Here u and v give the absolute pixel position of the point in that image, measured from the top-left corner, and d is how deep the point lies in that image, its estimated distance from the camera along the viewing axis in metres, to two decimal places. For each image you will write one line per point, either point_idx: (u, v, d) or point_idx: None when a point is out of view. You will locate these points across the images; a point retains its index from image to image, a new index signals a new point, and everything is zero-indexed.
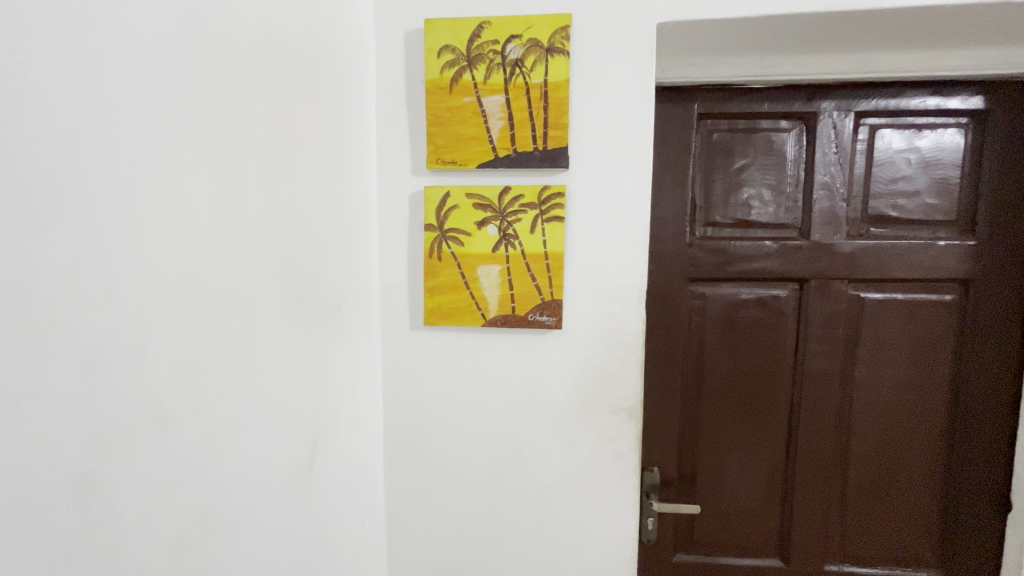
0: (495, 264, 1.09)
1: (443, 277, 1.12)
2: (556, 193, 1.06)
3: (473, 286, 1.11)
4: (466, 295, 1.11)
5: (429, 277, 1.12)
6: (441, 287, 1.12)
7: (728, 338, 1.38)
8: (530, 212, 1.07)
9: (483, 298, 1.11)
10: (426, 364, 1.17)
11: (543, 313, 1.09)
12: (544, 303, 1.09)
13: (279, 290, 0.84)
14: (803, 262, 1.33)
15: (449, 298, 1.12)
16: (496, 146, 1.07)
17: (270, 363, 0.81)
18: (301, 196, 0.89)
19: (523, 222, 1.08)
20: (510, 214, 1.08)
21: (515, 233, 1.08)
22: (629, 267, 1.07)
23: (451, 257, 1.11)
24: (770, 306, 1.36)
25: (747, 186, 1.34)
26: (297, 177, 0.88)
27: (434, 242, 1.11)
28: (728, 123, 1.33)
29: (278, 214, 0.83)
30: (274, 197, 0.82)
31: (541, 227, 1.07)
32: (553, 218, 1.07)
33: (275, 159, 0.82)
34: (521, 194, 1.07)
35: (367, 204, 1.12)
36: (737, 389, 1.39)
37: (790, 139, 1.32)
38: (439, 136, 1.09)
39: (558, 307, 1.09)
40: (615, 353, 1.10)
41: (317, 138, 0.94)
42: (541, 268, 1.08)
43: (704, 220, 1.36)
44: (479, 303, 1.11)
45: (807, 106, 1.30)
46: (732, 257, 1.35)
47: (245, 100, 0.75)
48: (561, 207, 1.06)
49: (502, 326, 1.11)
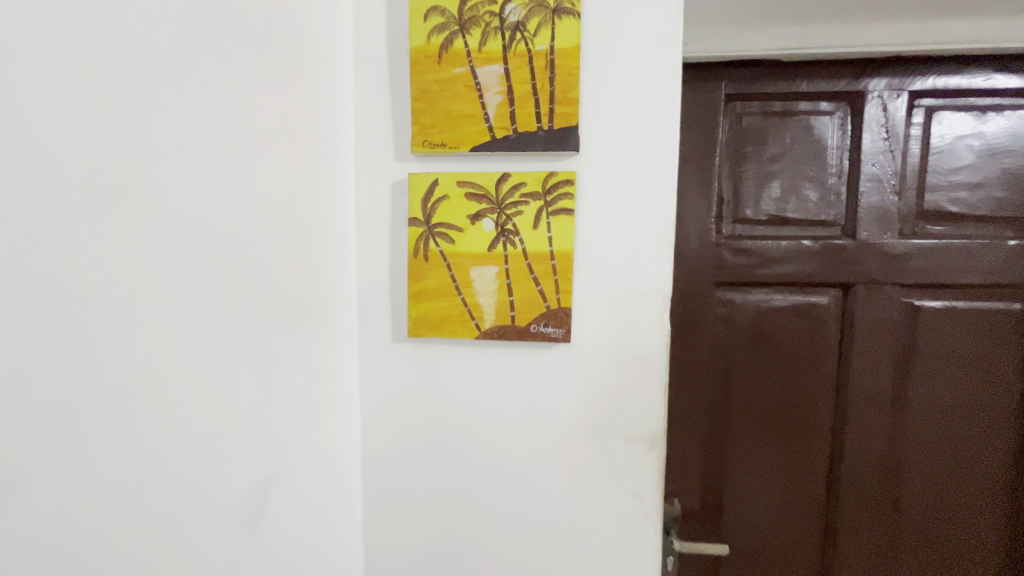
0: (492, 266, 0.92)
1: (430, 281, 0.95)
2: (564, 181, 0.89)
3: (465, 292, 0.94)
4: (458, 302, 0.94)
5: (414, 280, 0.96)
6: (428, 293, 0.95)
7: (759, 352, 1.21)
8: (534, 203, 0.90)
9: (478, 305, 0.94)
10: (412, 381, 1.01)
11: (549, 324, 0.92)
12: (551, 312, 0.92)
13: (239, 296, 0.67)
14: (848, 264, 1.15)
15: (437, 305, 0.95)
16: (493, 125, 0.90)
17: (225, 388, 0.65)
18: (267, 181, 0.73)
19: (525, 215, 0.91)
20: (510, 206, 0.91)
21: (515, 228, 0.91)
22: (651, 270, 0.90)
23: (440, 257, 0.94)
24: (809, 314, 1.18)
25: (782, 177, 1.16)
26: (263, 158, 0.72)
27: (420, 241, 0.94)
28: (760, 105, 1.16)
29: (241, 201, 0.67)
30: (234, 180, 0.66)
31: (547, 221, 0.90)
32: (560, 210, 0.90)
33: (237, 133, 0.66)
34: (523, 181, 0.90)
35: (342, 194, 0.95)
36: (770, 409, 1.22)
37: (832, 124, 1.15)
38: (425, 115, 0.92)
39: (567, 316, 0.92)
40: (633, 371, 0.93)
41: (289, 112, 0.78)
42: (546, 270, 0.91)
43: (732, 216, 1.18)
44: (473, 312, 0.94)
45: (853, 84, 1.13)
46: (765, 258, 1.17)
47: (193, 55, 0.59)
48: (570, 198, 0.89)
49: (501, 339, 0.94)
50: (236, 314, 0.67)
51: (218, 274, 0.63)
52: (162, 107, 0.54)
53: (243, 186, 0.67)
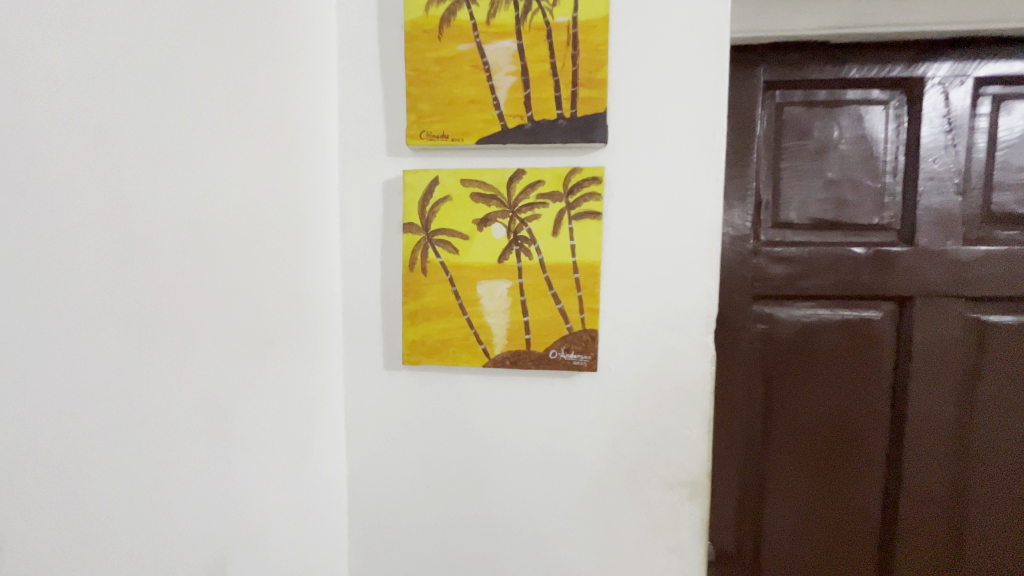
0: (504, 280, 0.78)
1: (429, 298, 0.80)
2: (590, 179, 0.75)
3: (471, 311, 0.79)
4: (462, 324, 0.79)
5: (410, 297, 0.81)
6: (426, 313, 0.80)
7: (803, 374, 1.06)
8: (553, 205, 0.76)
9: (487, 327, 0.79)
10: (408, 416, 0.86)
11: (572, 349, 0.77)
12: (574, 336, 0.77)
13: (179, 327, 0.53)
14: (906, 275, 1.01)
15: (438, 327, 0.80)
16: (503, 113, 0.76)
17: (157, 448, 0.50)
18: (222, 179, 0.58)
19: (543, 220, 0.76)
20: (525, 209, 0.77)
21: (531, 235, 0.77)
22: (693, 285, 0.76)
23: (441, 269, 0.79)
24: (861, 332, 1.04)
25: (830, 176, 1.02)
26: (214, 151, 0.57)
27: (417, 251, 0.80)
28: (803, 94, 1.02)
29: (179, 204, 0.52)
30: (171, 178, 0.51)
31: (570, 227, 0.76)
32: (585, 214, 0.75)
33: (173, 117, 0.51)
34: (540, 179, 0.76)
35: (326, 196, 0.80)
36: (816, 439, 1.07)
37: (886, 115, 1.01)
38: (423, 101, 0.78)
39: (593, 340, 0.77)
40: (671, 405, 0.78)
41: (253, 96, 0.63)
42: (568, 285, 0.76)
43: (771, 220, 1.04)
44: (480, 334, 0.79)
45: (911, 70, 0.99)
46: (810, 268, 1.03)
47: (103, 9, 0.44)
48: (597, 199, 0.75)
49: (514, 367, 0.79)
50: (175, 349, 0.52)
51: (146, 299, 0.49)
52: (48, 74, 0.39)
53: (184, 185, 0.53)
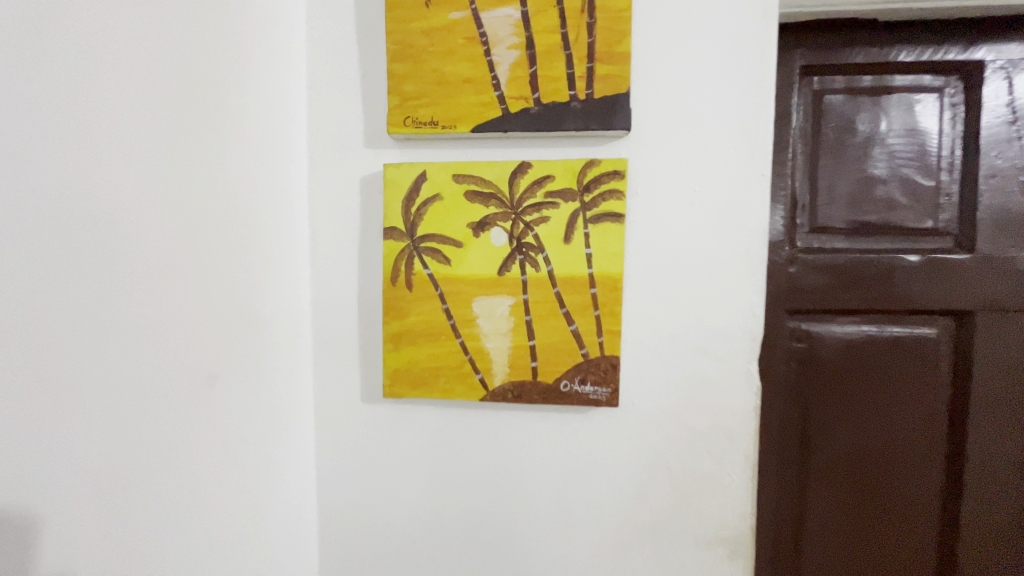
0: (506, 296, 0.65)
1: (415, 318, 0.67)
2: (609, 173, 0.62)
3: (466, 333, 0.66)
4: (455, 349, 0.66)
5: (392, 317, 0.67)
6: (411, 336, 0.67)
7: (847, 400, 0.93)
8: (565, 206, 0.63)
9: (485, 353, 0.66)
10: (392, 456, 0.72)
11: (588, 380, 0.64)
12: (590, 364, 0.64)
13: (56, 363, 0.40)
14: (966, 286, 0.88)
15: (425, 352, 0.67)
16: (505, 94, 0.63)
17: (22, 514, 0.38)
18: (124, 172, 0.45)
19: (552, 224, 0.63)
20: (531, 210, 0.64)
21: (538, 242, 0.64)
22: (733, 303, 0.63)
23: (429, 283, 0.66)
24: (911, 351, 0.91)
25: (876, 174, 0.89)
26: (113, 133, 0.44)
27: (401, 261, 0.66)
28: (845, 80, 0.89)
29: (50, 201, 0.39)
30: (38, 167, 0.39)
31: (585, 232, 0.63)
32: (604, 216, 0.62)
33: (41, 86, 0.39)
34: (550, 174, 0.63)
35: (288, 196, 0.68)
36: (862, 474, 0.94)
37: (942, 103, 0.88)
38: (407, 81, 0.65)
39: (614, 370, 0.63)
40: (708, 447, 0.65)
41: (182, 70, 0.51)
42: (584, 303, 0.63)
43: (809, 223, 0.91)
44: (477, 361, 0.66)
45: (970, 52, 0.86)
46: (855, 279, 0.90)
47: None
48: (619, 198, 0.62)
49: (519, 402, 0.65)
50: (43, 392, 0.39)
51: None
52: None
53: (61, 179, 0.40)
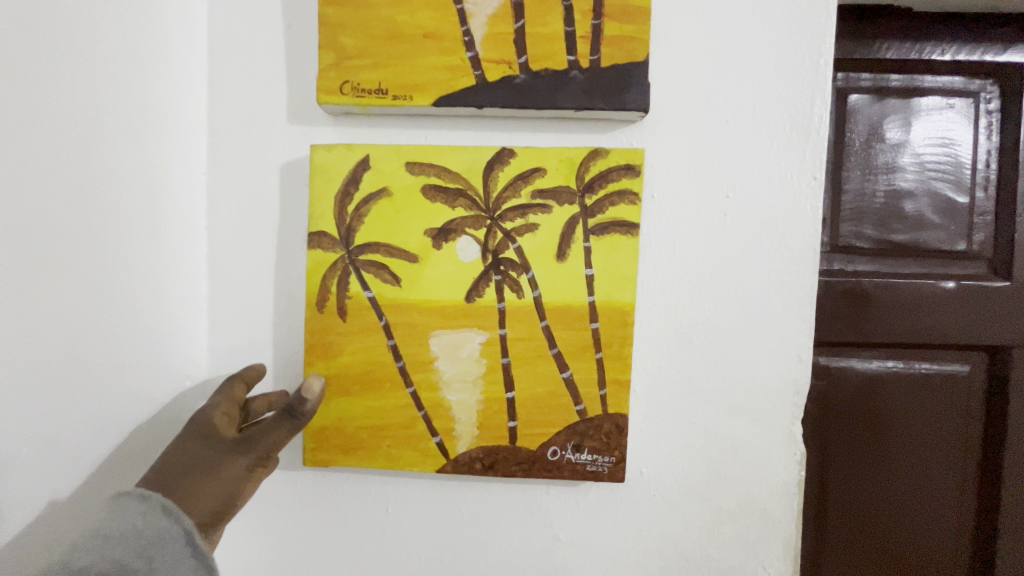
0: (476, 331, 0.48)
1: (350, 358, 0.49)
2: (619, 166, 0.47)
3: (420, 381, 0.49)
4: (405, 401, 0.49)
5: (317, 356, 0.50)
6: (345, 383, 0.49)
7: (871, 447, 0.80)
8: (558, 210, 0.48)
9: (446, 407, 0.49)
10: (315, 544, 0.53)
11: (585, 447, 0.49)
12: (589, 426, 0.49)
13: None
14: (1004, 320, 0.77)
15: (363, 406, 0.50)
16: (480, 56, 0.46)
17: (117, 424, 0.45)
18: None
19: (541, 235, 0.48)
20: (513, 214, 0.48)
21: (521, 258, 0.48)
22: (771, 345, 0.49)
23: (371, 311, 0.49)
24: (941, 392, 0.79)
25: (904, 186, 0.78)
26: None
27: (332, 280, 0.49)
28: (872, 77, 0.77)
29: None
30: None
31: (586, 246, 0.48)
32: (612, 225, 0.47)
33: None
34: (539, 167, 0.48)
35: (166, 191, 0.51)
36: (887, 538, 0.81)
37: (978, 110, 0.77)
38: (345, 32, 0.47)
39: (620, 434, 0.48)
40: (736, 531, 0.50)
41: None
42: (582, 343, 0.48)
43: (830, 241, 0.78)
44: (434, 419, 0.49)
45: (1010, 53, 0.76)
46: (880, 308, 0.77)
47: None
48: (630, 203, 0.47)
49: (491, 475, 0.49)
50: None
51: None
52: None
53: None
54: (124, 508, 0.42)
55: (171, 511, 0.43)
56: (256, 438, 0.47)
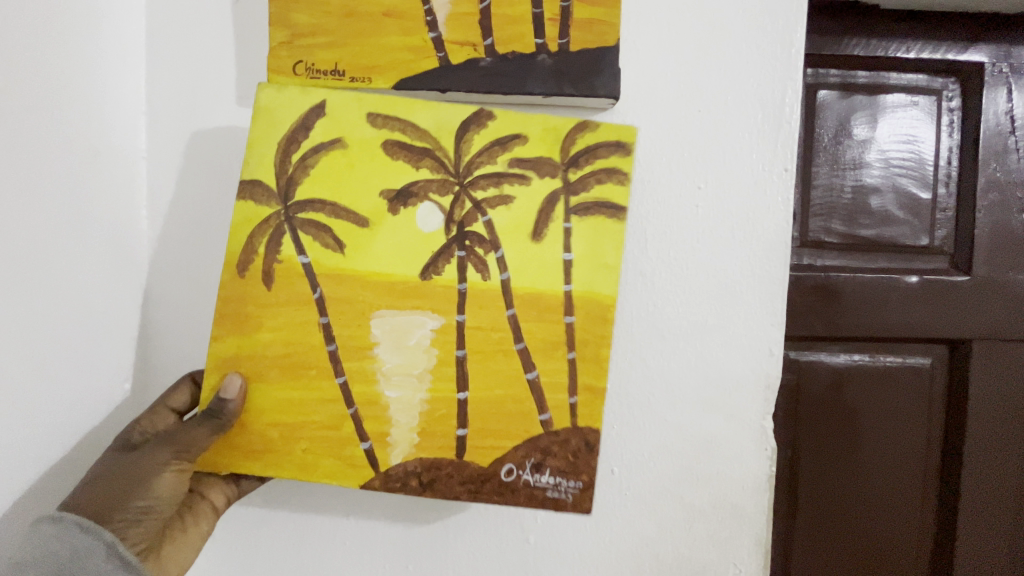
0: (428, 316, 0.47)
1: (281, 343, 0.46)
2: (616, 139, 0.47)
3: (354, 371, 0.47)
4: (331, 395, 0.47)
5: (229, 330, 0.46)
6: (269, 362, 0.46)
7: (840, 440, 0.81)
8: (538, 183, 0.47)
9: (382, 406, 0.47)
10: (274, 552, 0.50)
11: (548, 465, 0.47)
12: (553, 442, 0.47)
13: None
14: (965, 313, 0.78)
15: (277, 397, 0.46)
16: (443, 37, 0.46)
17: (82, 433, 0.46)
18: None
19: (516, 210, 0.47)
20: (486, 182, 0.47)
21: (490, 234, 0.47)
22: (741, 340, 0.48)
23: (304, 279, 0.46)
24: (904, 385, 0.81)
25: (871, 182, 0.79)
26: None
27: (261, 238, 0.46)
28: (840, 74, 0.78)
29: None
30: None
31: (566, 227, 0.46)
32: (594, 206, 0.46)
33: None
34: (520, 135, 0.46)
35: (107, 184, 0.48)
36: (856, 532, 0.82)
37: (939, 108, 0.79)
38: (296, 8, 0.46)
39: (587, 453, 0.47)
40: (708, 529, 0.50)
41: None
42: (552, 340, 0.47)
43: (800, 236, 0.79)
44: (365, 420, 0.47)
45: (969, 53, 0.77)
46: (849, 303, 0.78)
47: None
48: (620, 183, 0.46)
49: (428, 493, 0.47)
50: None
51: None
52: None
53: None
54: (40, 533, 0.41)
55: (86, 528, 0.42)
56: (180, 438, 0.45)
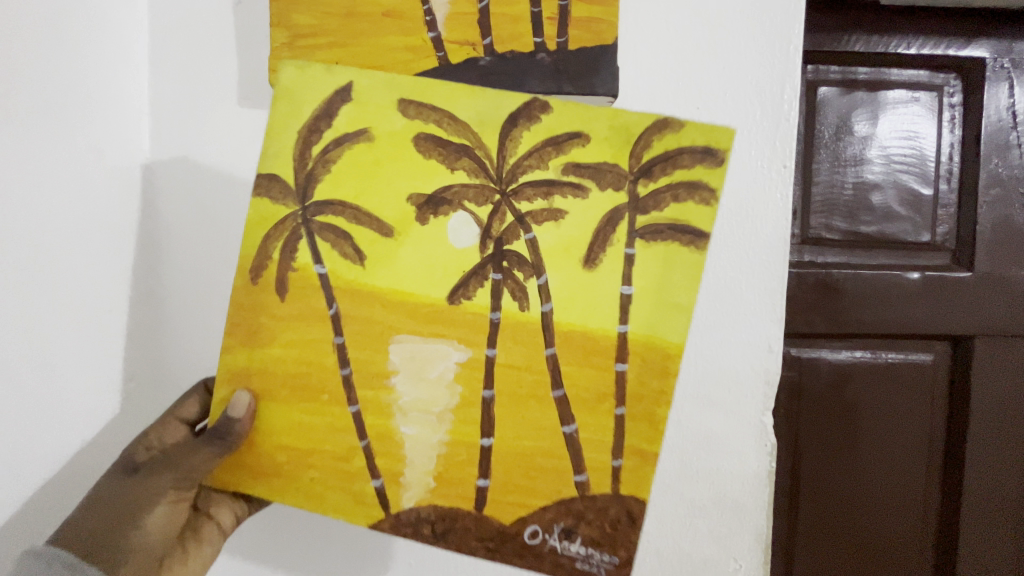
0: (455, 351, 0.47)
1: (295, 364, 0.47)
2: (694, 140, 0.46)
3: (367, 404, 0.47)
4: (342, 425, 0.47)
5: (242, 344, 0.47)
6: (281, 380, 0.47)
7: (842, 436, 0.81)
8: (596, 195, 0.46)
9: (396, 443, 0.48)
10: None
11: (577, 533, 0.48)
12: (589, 508, 0.48)
13: None
14: (968, 310, 0.78)
15: (290, 421, 0.47)
16: (442, 37, 0.47)
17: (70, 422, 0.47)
18: None
19: (566, 232, 0.47)
20: (533, 193, 0.47)
21: (534, 256, 0.47)
22: (740, 335, 0.49)
23: (320, 290, 0.47)
24: (905, 382, 0.81)
25: (873, 179, 0.78)
26: None
27: (276, 242, 0.46)
28: (841, 70, 0.78)
29: None
30: None
31: (627, 252, 0.47)
32: (666, 228, 0.46)
33: None
34: (581, 132, 0.46)
35: (112, 183, 0.49)
36: (858, 529, 0.82)
37: (941, 104, 0.78)
38: (298, 9, 0.47)
39: (626, 525, 0.47)
40: (709, 524, 0.50)
41: None
42: (597, 389, 0.48)
43: (801, 233, 0.79)
44: (378, 458, 0.48)
45: (971, 49, 0.77)
46: (851, 300, 0.78)
47: None
48: (699, 201, 0.46)
49: (440, 543, 0.48)
50: None
51: None
52: None
53: None
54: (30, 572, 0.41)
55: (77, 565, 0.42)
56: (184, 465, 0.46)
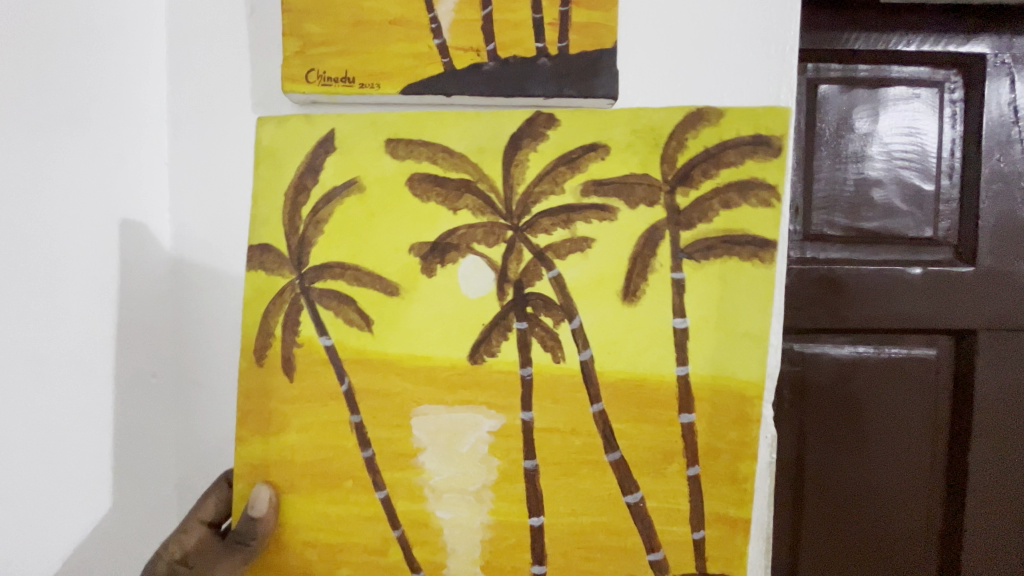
0: (485, 418, 0.50)
1: (311, 452, 0.52)
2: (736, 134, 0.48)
3: (396, 491, 0.51)
4: (371, 513, 0.52)
5: (259, 434, 0.52)
6: (297, 472, 0.52)
7: (846, 430, 0.82)
8: (621, 215, 0.48)
9: (432, 529, 0.51)
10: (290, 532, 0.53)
11: None
12: None
13: None
14: (971, 304, 0.79)
15: (320, 513, 0.52)
16: (448, 45, 0.49)
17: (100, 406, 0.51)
18: None
19: (597, 268, 0.49)
20: (551, 223, 0.49)
21: (562, 298, 0.49)
22: None
23: (329, 366, 0.51)
24: (909, 377, 0.81)
25: (874, 175, 0.79)
26: None
27: (275, 321, 0.51)
28: (841, 67, 0.78)
29: None
30: None
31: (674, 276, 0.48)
32: (719, 243, 0.48)
33: None
34: (596, 143, 0.48)
35: None
36: (863, 524, 0.83)
37: (942, 99, 0.79)
38: (309, 19, 0.50)
39: None
40: None
41: None
42: (655, 446, 0.49)
43: (802, 230, 0.79)
44: (416, 546, 0.51)
45: (971, 45, 0.77)
46: (854, 295, 0.79)
47: None
48: (753, 203, 0.47)
49: None
50: None
51: None
52: None
53: None
54: None
55: None
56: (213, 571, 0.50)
